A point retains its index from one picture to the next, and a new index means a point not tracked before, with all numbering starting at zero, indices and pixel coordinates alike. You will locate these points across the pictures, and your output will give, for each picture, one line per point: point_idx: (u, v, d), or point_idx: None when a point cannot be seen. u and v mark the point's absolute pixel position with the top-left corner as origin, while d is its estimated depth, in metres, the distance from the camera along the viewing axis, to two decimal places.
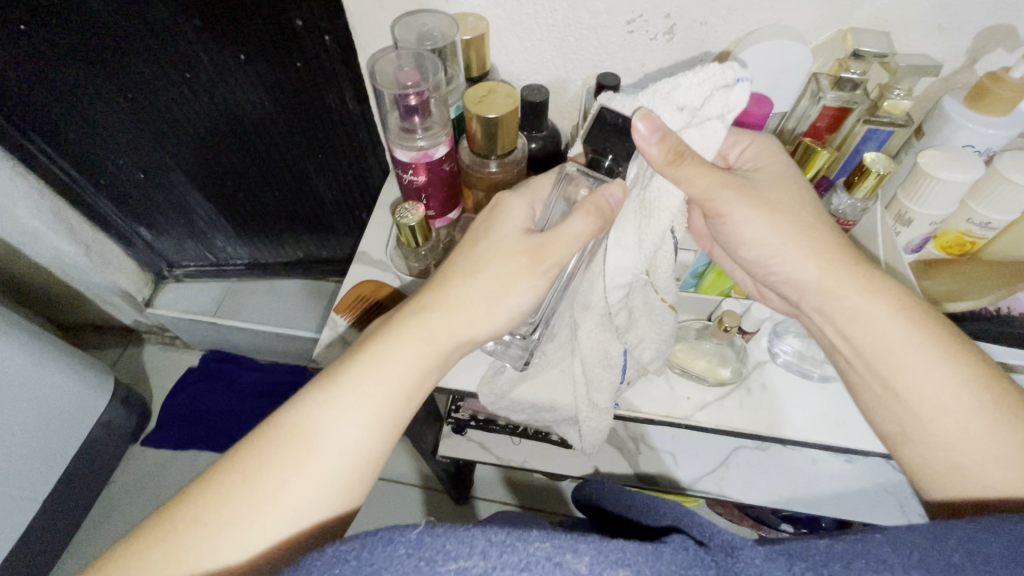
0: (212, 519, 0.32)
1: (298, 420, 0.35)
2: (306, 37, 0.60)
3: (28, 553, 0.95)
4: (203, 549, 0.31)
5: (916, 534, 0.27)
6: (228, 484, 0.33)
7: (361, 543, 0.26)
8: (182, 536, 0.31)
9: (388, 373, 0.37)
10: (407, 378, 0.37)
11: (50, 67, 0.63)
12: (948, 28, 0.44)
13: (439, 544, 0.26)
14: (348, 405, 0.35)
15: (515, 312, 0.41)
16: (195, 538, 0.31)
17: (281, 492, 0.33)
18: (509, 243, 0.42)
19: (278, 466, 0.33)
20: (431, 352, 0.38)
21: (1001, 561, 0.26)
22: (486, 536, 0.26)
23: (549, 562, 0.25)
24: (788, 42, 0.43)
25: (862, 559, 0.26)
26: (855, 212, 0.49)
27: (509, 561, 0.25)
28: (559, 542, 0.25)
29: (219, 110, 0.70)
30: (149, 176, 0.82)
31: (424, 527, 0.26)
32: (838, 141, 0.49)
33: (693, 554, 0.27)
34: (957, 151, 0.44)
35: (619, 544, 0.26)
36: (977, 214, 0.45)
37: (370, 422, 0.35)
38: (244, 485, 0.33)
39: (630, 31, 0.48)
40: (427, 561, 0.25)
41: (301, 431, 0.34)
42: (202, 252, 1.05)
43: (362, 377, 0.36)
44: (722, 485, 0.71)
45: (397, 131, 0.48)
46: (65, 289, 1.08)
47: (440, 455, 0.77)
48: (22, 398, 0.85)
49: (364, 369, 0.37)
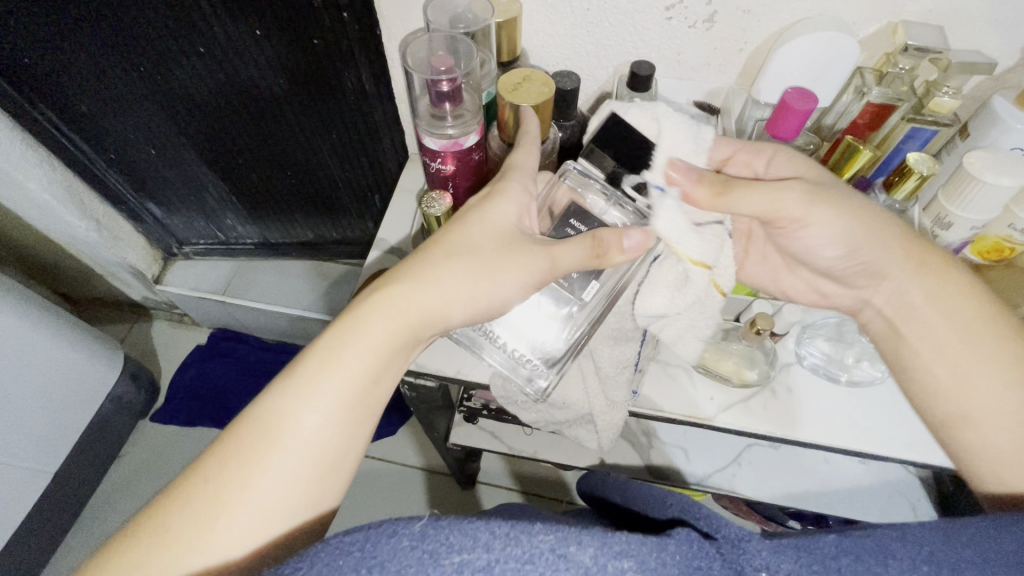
0: (175, 525, 0.33)
1: (264, 416, 0.35)
2: (325, 14, 0.58)
3: (41, 522, 0.96)
4: (171, 555, 0.32)
5: (929, 531, 0.28)
6: (189, 487, 0.34)
7: (367, 536, 0.26)
8: (148, 546, 0.32)
9: (354, 362, 0.37)
10: (372, 360, 0.38)
11: (59, 35, 0.62)
12: (1006, 25, 0.42)
13: (443, 537, 0.25)
14: (311, 396, 0.36)
15: (492, 301, 0.42)
16: (163, 543, 0.32)
17: (246, 492, 0.33)
18: (480, 242, 0.42)
19: (241, 466, 0.34)
20: (399, 336, 0.39)
21: (1014, 561, 0.27)
22: (489, 529, 0.26)
23: (552, 554, 0.25)
24: (837, 34, 0.42)
25: (871, 554, 0.27)
26: (891, 212, 0.47)
27: (513, 554, 0.25)
28: (562, 534, 0.26)
29: (231, 85, 0.68)
30: (160, 151, 0.81)
31: (428, 520, 0.26)
32: (878, 139, 0.48)
33: (699, 546, 0.27)
34: (1006, 154, 0.42)
35: (622, 536, 0.26)
36: (1020, 220, 0.44)
37: (333, 410, 0.36)
38: (204, 485, 0.34)
39: (669, 17, 0.46)
40: (431, 553, 0.25)
41: (269, 425, 0.35)
42: (212, 231, 1.04)
43: (322, 366, 0.37)
44: (733, 481, 0.70)
45: (427, 117, 0.47)
46: (73, 263, 1.08)
47: (451, 443, 0.77)
48: (35, 371, 0.85)
49: (325, 357, 0.37)
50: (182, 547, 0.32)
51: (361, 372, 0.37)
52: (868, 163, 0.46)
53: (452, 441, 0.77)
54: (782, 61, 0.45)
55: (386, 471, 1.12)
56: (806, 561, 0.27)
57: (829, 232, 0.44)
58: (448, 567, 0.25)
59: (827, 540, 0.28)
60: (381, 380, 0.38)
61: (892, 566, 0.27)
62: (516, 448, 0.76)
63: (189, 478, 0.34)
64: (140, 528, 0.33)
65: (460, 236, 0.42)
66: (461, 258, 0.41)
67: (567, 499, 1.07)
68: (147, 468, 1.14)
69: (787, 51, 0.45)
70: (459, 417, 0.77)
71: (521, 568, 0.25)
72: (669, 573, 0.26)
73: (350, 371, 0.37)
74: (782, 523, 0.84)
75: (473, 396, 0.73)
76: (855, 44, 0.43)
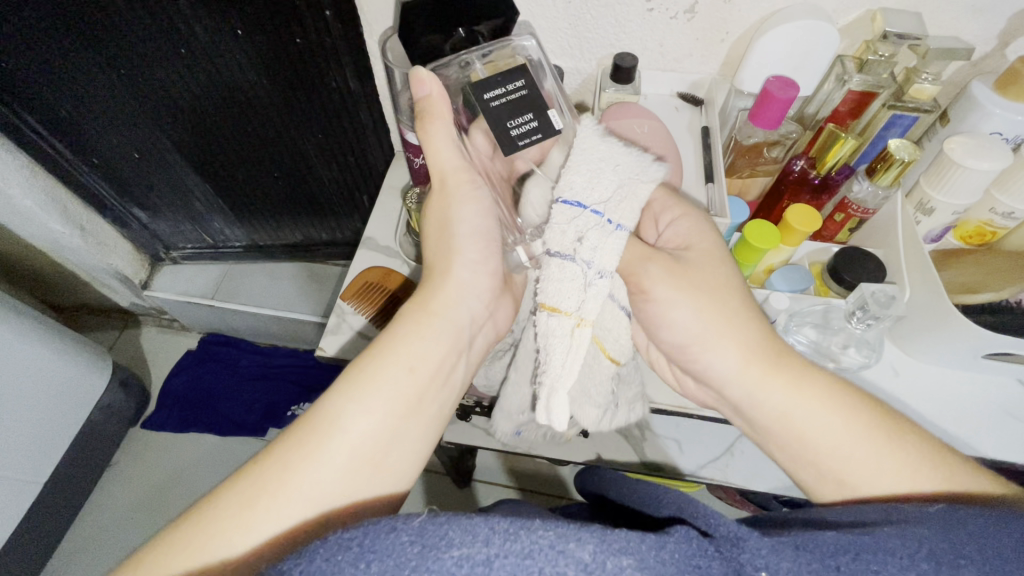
0: (236, 503, 0.32)
1: (324, 406, 0.36)
2: (306, 10, 0.58)
3: (32, 534, 0.95)
4: (230, 530, 0.31)
5: (931, 528, 0.28)
6: (251, 471, 0.33)
7: (365, 531, 0.25)
8: (208, 526, 0.32)
9: (404, 358, 0.38)
10: (419, 354, 0.39)
11: (39, 39, 0.60)
12: (982, 10, 0.42)
13: (443, 532, 0.25)
14: (370, 391, 0.36)
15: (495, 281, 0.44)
16: (220, 526, 0.32)
17: (299, 480, 0.33)
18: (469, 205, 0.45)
19: (298, 450, 0.34)
20: (444, 337, 0.41)
21: (1015, 556, 0.27)
22: (489, 524, 0.26)
23: (551, 550, 0.25)
24: (816, 22, 0.43)
25: (872, 552, 0.27)
26: (876, 199, 0.49)
27: (513, 549, 0.25)
28: (561, 531, 0.25)
29: (214, 85, 0.67)
30: (144, 155, 0.80)
31: (427, 517, 0.26)
32: (860, 127, 0.49)
33: (699, 545, 0.27)
34: (985, 138, 0.43)
35: (621, 533, 0.26)
36: (1001, 205, 0.45)
37: (387, 406, 0.36)
38: (266, 468, 0.33)
39: (650, 9, 0.47)
40: (430, 547, 0.25)
41: (326, 414, 0.35)
42: (200, 234, 1.02)
43: (384, 361, 0.37)
44: (727, 472, 0.71)
45: (409, 113, 0.48)
46: (57, 270, 1.06)
47: (445, 442, 0.77)
48: (23, 381, 0.84)
49: (386, 350, 0.38)
50: (235, 550, 0.31)
51: (414, 367, 0.38)
52: (850, 151, 0.47)
53: (447, 440, 0.77)
54: (762, 50, 0.46)
55: None
56: (805, 560, 0.27)
57: (680, 314, 0.43)
58: (447, 561, 0.24)
59: (829, 539, 0.28)
60: (430, 374, 0.39)
61: (894, 566, 0.26)
62: (511, 445, 0.76)
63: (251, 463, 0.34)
64: (194, 519, 0.32)
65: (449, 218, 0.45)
66: (465, 245, 0.44)
67: (564, 495, 1.08)
68: (141, 478, 1.13)
69: (769, 39, 0.45)
70: (453, 416, 0.77)
71: (520, 564, 0.24)
72: (669, 571, 0.25)
73: (403, 366, 0.38)
74: None
75: (466, 394, 0.72)
76: (833, 32, 0.43)
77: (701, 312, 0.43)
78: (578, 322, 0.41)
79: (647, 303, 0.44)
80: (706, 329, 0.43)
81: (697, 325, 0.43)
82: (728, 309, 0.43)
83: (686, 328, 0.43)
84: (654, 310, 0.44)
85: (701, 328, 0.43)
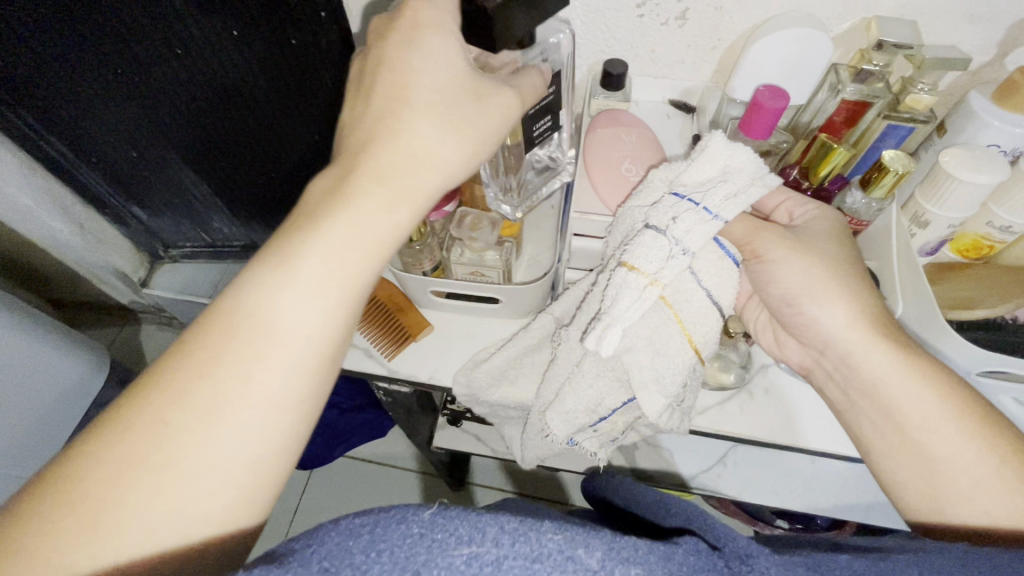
0: (176, 418, 0.29)
1: (258, 306, 0.31)
2: None
3: None
4: (182, 456, 0.29)
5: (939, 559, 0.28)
6: (180, 383, 0.30)
7: (376, 520, 0.24)
8: (148, 451, 0.28)
9: (353, 248, 0.33)
10: (372, 244, 0.33)
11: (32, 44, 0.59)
12: (980, 19, 0.41)
13: (453, 528, 0.24)
14: (308, 288, 0.32)
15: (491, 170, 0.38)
16: (168, 447, 0.29)
17: (239, 395, 0.30)
18: (452, 80, 0.37)
19: (229, 358, 0.31)
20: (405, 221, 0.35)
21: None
22: (499, 523, 0.24)
23: (560, 555, 0.23)
24: (810, 31, 0.42)
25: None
26: (870, 211, 0.48)
27: (522, 551, 0.23)
28: (571, 535, 0.24)
29: (210, 85, 0.67)
30: (141, 155, 0.77)
31: (438, 509, 0.24)
32: (854, 137, 0.47)
33: (706, 558, 0.27)
34: (982, 151, 0.42)
35: (629, 540, 0.25)
36: (998, 218, 0.44)
37: (330, 301, 0.32)
38: (199, 382, 0.30)
39: (641, 15, 0.46)
40: (440, 543, 0.23)
41: (261, 317, 0.31)
42: (197, 232, 1.00)
43: (327, 250, 0.32)
44: (719, 482, 0.70)
45: None
46: (57, 267, 1.06)
47: (436, 446, 0.77)
48: (20, 376, 0.84)
49: (326, 238, 0.33)
50: (185, 475, 0.29)
51: (360, 253, 0.33)
52: (843, 162, 0.46)
53: (437, 444, 0.77)
54: (754, 57, 0.45)
55: (378, 472, 1.12)
56: None
57: (790, 270, 0.43)
58: (456, 559, 0.23)
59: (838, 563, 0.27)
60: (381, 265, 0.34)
61: None
62: (501, 450, 0.75)
63: (174, 372, 0.30)
64: (131, 436, 0.29)
65: (410, 77, 0.36)
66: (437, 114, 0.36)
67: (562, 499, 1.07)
68: None
69: (762, 46, 0.44)
70: (443, 420, 0.76)
71: (528, 568, 0.23)
72: None
73: (349, 256, 0.33)
74: (770, 522, 0.84)
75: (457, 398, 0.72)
76: (826, 40, 0.42)
77: (812, 266, 0.42)
78: (650, 283, 0.40)
79: (762, 264, 0.44)
80: (815, 282, 0.42)
81: (806, 283, 0.42)
82: (834, 259, 0.42)
83: (796, 281, 0.42)
84: (773, 273, 0.43)
85: (809, 282, 0.42)
